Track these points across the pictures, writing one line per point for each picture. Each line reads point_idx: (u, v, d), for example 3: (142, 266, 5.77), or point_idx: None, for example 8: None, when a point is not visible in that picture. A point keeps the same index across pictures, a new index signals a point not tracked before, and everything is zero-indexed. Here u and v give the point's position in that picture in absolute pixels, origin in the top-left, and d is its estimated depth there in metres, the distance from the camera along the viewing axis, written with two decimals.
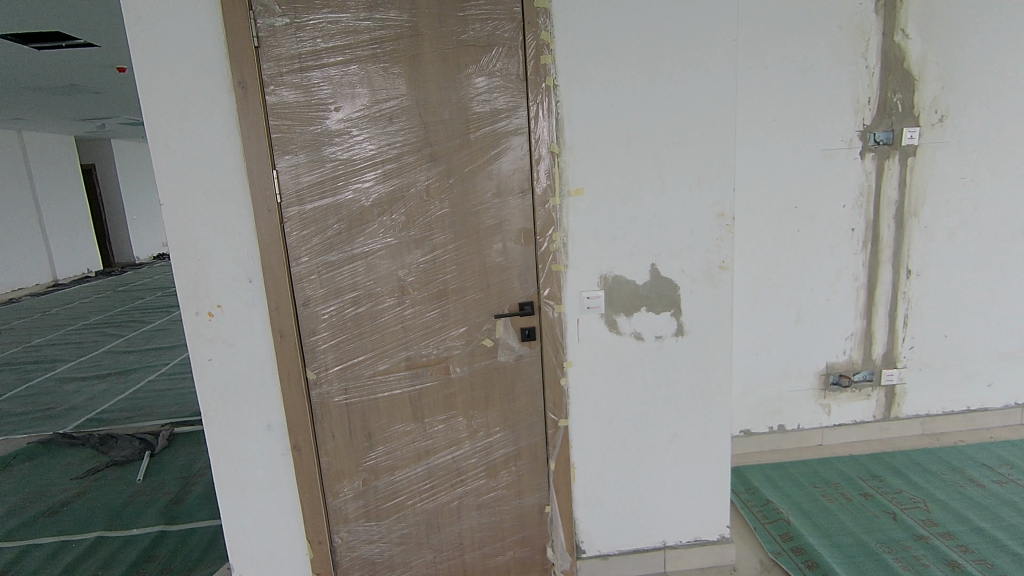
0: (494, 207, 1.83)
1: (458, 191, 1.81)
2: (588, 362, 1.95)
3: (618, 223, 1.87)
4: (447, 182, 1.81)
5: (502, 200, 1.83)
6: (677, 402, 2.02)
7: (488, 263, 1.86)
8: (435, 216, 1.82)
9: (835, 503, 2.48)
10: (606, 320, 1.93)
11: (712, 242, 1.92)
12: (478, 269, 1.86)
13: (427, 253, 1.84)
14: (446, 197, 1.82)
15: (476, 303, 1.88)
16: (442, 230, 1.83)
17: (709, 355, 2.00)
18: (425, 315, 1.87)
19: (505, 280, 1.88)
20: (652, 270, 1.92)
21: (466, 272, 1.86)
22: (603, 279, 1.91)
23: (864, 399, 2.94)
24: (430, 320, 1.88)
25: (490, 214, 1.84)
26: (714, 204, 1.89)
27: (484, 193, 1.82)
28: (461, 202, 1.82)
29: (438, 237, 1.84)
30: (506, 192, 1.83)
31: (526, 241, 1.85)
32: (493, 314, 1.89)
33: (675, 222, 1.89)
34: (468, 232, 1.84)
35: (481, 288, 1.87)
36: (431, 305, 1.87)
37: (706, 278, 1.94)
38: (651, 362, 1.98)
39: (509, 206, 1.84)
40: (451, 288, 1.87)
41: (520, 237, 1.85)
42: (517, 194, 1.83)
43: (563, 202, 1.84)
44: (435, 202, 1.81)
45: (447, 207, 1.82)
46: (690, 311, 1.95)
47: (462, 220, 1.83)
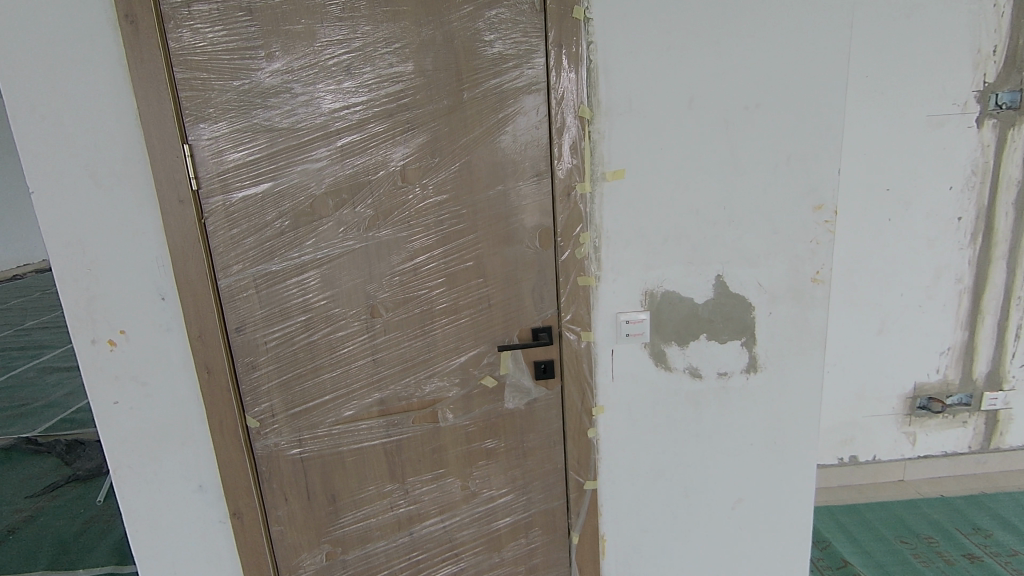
0: (499, 196, 1.31)
1: (447, 173, 1.29)
2: (625, 406, 1.45)
3: (672, 219, 1.33)
4: (431, 160, 1.28)
5: (510, 186, 1.30)
6: (744, 459, 1.51)
7: (491, 274, 1.35)
8: (415, 208, 1.30)
9: (931, 567, 1.96)
10: (652, 352, 1.42)
11: (802, 245, 1.36)
12: (477, 283, 1.35)
13: (406, 260, 1.33)
14: (431, 183, 1.29)
15: (473, 329, 1.37)
16: (426, 229, 1.31)
17: (790, 398, 1.47)
18: (404, 344, 1.37)
19: (514, 298, 1.36)
20: (717, 285, 1.38)
21: (460, 287, 1.35)
22: (648, 296, 1.38)
23: (958, 427, 2.40)
24: (411, 352, 1.38)
25: (492, 206, 1.31)
26: (807, 192, 1.34)
27: (484, 176, 1.29)
28: (452, 189, 1.30)
29: (420, 239, 1.32)
30: (515, 174, 1.30)
31: (543, 244, 1.33)
32: (496, 343, 1.38)
33: (752, 218, 1.34)
34: (462, 232, 1.32)
35: (481, 309, 1.36)
36: (413, 331, 1.37)
37: (791, 296, 1.40)
38: (711, 406, 1.47)
39: (520, 193, 1.31)
40: (440, 309, 1.36)
41: (534, 238, 1.33)
42: (530, 178, 1.30)
43: (596, 189, 1.30)
44: (415, 190, 1.29)
45: (432, 196, 1.30)
46: (767, 340, 1.42)
47: (454, 214, 1.31)
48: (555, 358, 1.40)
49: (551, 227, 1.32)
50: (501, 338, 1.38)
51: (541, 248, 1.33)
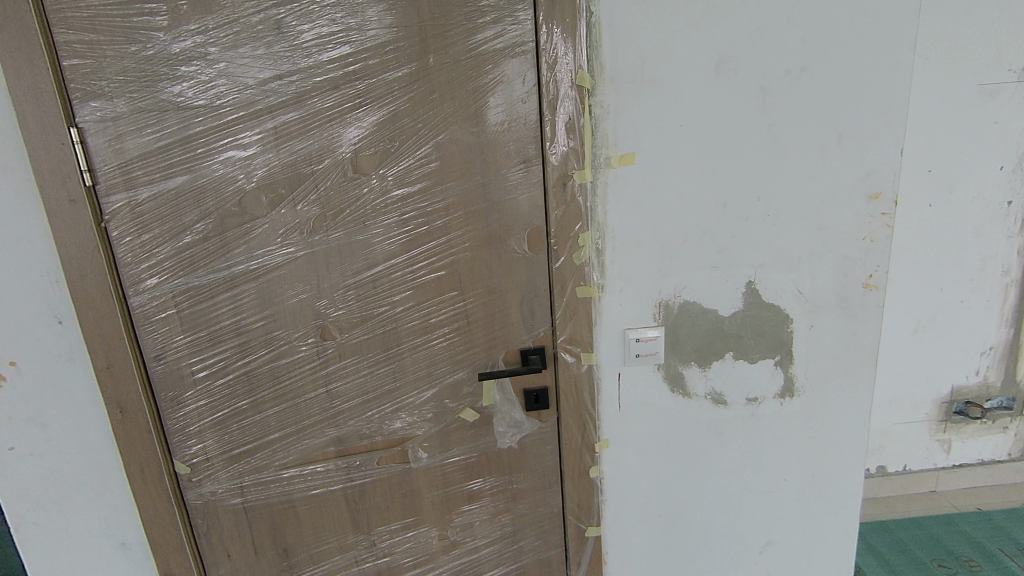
0: (477, 188, 1.04)
1: (411, 161, 1.02)
2: (634, 440, 1.20)
3: (693, 214, 1.07)
4: (390, 145, 1.01)
5: (491, 176, 1.04)
6: (777, 499, 1.26)
7: (469, 284, 1.09)
8: (372, 205, 1.04)
9: None
10: (667, 376, 1.17)
11: (852, 244, 1.11)
12: (452, 296, 1.09)
13: (362, 270, 1.07)
14: (391, 172, 1.02)
15: (450, 352, 1.12)
16: (386, 231, 1.05)
17: (833, 426, 1.22)
18: (364, 372, 1.12)
19: (499, 313, 1.10)
20: (748, 294, 1.12)
21: (431, 301, 1.09)
22: (663, 309, 1.12)
23: (998, 434, 2.16)
24: (373, 381, 1.13)
25: (469, 201, 1.05)
26: (861, 178, 1.08)
27: (458, 163, 1.03)
28: (418, 180, 1.03)
29: (378, 243, 1.05)
30: (497, 161, 1.03)
31: (533, 247, 1.07)
32: (478, 368, 1.13)
33: (792, 211, 1.09)
34: (431, 233, 1.06)
35: (457, 327, 1.11)
36: (374, 356, 1.11)
37: (837, 306, 1.14)
38: (738, 438, 1.22)
39: (503, 185, 1.04)
40: (407, 329, 1.10)
41: (522, 240, 1.07)
42: (516, 165, 1.04)
43: (599, 178, 1.04)
44: (370, 182, 1.02)
45: (392, 190, 1.03)
46: (807, 358, 1.17)
47: (421, 211, 1.05)
48: (549, 385, 1.15)
49: (543, 226, 1.06)
50: (484, 362, 1.13)
51: (532, 252, 1.07)
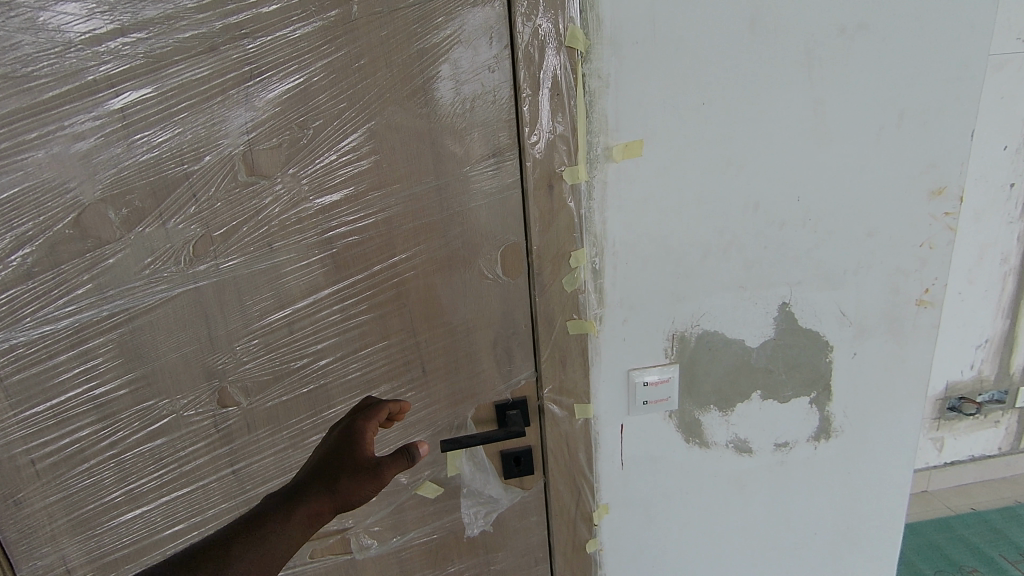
0: (429, 193, 0.75)
1: (335, 157, 0.72)
2: (639, 503, 0.96)
3: (717, 220, 0.82)
4: (302, 133, 0.70)
5: (448, 175, 0.75)
6: (805, 556, 1.05)
7: (425, 322, 0.80)
8: (280, 220, 0.73)
9: None
10: (680, 423, 0.92)
11: (907, 252, 0.88)
12: (401, 339, 0.80)
13: (271, 310, 0.76)
14: (305, 173, 0.72)
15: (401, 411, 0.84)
16: (302, 255, 0.75)
17: (872, 470, 1.01)
18: (284, 444, 0.82)
19: (464, 358, 0.83)
20: (780, 319, 0.89)
21: (373, 348, 0.80)
22: (677, 343, 0.87)
23: (989, 429, 2.05)
24: (298, 455, 0.83)
25: (419, 210, 0.76)
26: (922, 169, 0.84)
27: (401, 158, 0.73)
28: (345, 183, 0.73)
29: (293, 272, 0.75)
30: (456, 153, 0.74)
31: (510, 271, 0.80)
32: (439, 429, 0.86)
33: (839, 213, 0.84)
34: (368, 256, 0.76)
35: (410, 379, 0.83)
36: (298, 425, 0.82)
37: (885, 329, 0.92)
38: (763, 490, 0.99)
39: (467, 188, 0.76)
40: (341, 385, 0.81)
41: (494, 262, 0.79)
42: (483, 160, 0.75)
43: (595, 176, 0.77)
44: (276, 187, 0.71)
45: (309, 197, 0.73)
46: (846, 392, 0.95)
47: (352, 226, 0.75)
48: (533, 445, 0.88)
49: (522, 242, 0.79)
50: (447, 422, 0.86)
51: (508, 277, 0.80)
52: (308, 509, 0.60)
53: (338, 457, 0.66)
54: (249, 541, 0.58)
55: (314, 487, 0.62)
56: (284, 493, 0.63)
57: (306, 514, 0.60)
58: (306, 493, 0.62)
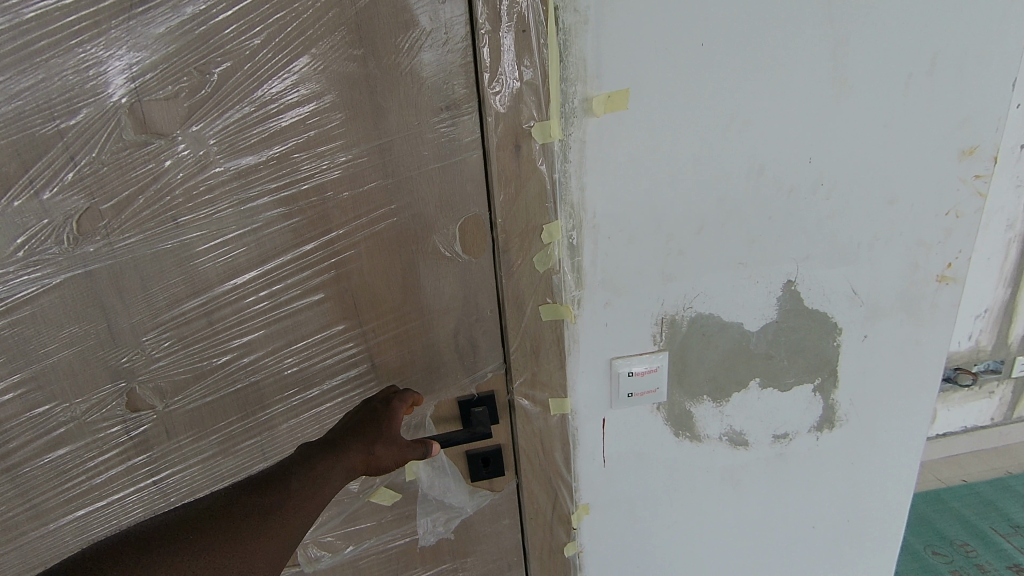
0: (370, 156, 0.62)
1: (249, 111, 0.58)
2: (623, 502, 0.87)
3: (715, 186, 0.70)
4: (206, 81, 0.56)
5: (393, 134, 0.62)
6: (801, 551, 0.97)
7: (372, 310, 0.69)
8: (184, 190, 0.59)
9: None
10: (670, 416, 0.82)
11: (931, 222, 0.77)
12: (344, 329, 0.69)
13: (183, 298, 0.64)
14: (212, 131, 0.58)
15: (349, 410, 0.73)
16: (216, 232, 0.62)
17: (877, 461, 0.92)
18: (213, 451, 0.71)
19: (420, 349, 0.72)
20: (785, 300, 0.78)
21: (311, 341, 0.68)
22: (667, 328, 0.76)
23: (983, 399, 2.00)
24: (230, 462, 0.73)
25: (358, 177, 0.63)
26: (955, 125, 0.72)
27: (334, 113, 0.60)
28: (264, 145, 0.60)
29: (206, 253, 0.62)
30: (400, 106, 0.61)
31: (472, 248, 0.68)
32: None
33: (855, 177, 0.72)
34: (298, 233, 0.63)
35: (357, 374, 0.72)
36: (227, 428, 0.71)
37: (900, 309, 0.81)
38: (758, 485, 0.90)
39: (416, 149, 0.63)
40: (275, 383, 0.70)
41: (452, 238, 0.67)
42: (434, 115, 0.62)
43: (572, 134, 0.64)
44: (176, 149, 0.58)
45: (219, 162, 0.59)
46: (853, 379, 0.85)
47: (275, 197, 0.62)
48: (504, 445, 0.78)
49: (485, 214, 0.66)
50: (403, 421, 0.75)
51: (469, 256, 0.68)
52: (347, 462, 0.63)
53: (371, 415, 0.67)
54: (302, 485, 0.61)
55: (353, 441, 0.64)
56: (323, 443, 0.65)
57: (346, 468, 0.62)
58: (345, 445, 0.63)
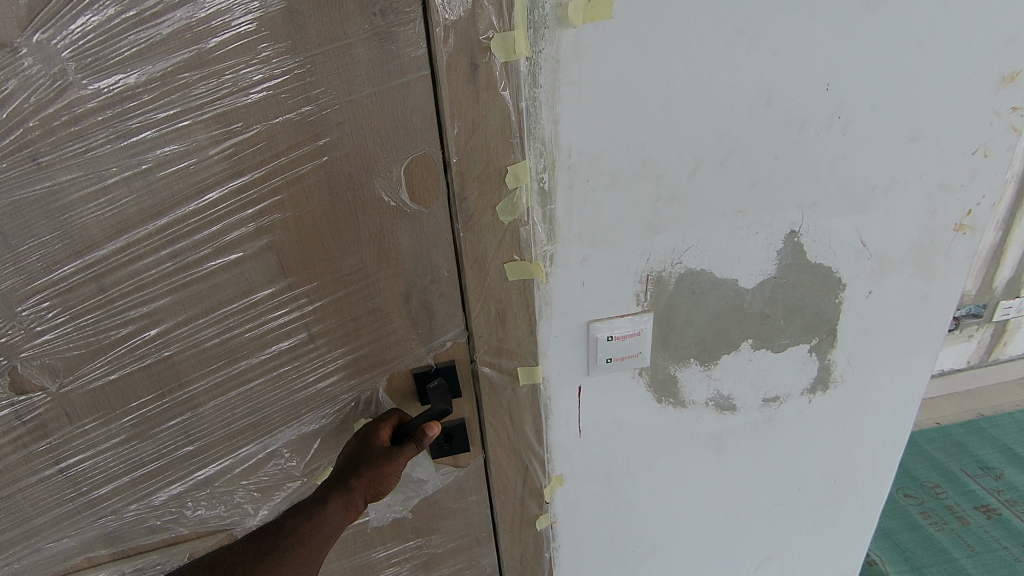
0: (283, 79, 0.49)
1: (112, 13, 0.44)
2: (601, 471, 0.80)
3: (716, 118, 0.58)
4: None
5: (311, 49, 0.48)
6: (786, 513, 0.93)
7: (304, 271, 0.57)
8: (40, 118, 0.47)
9: (945, 533, 1.62)
10: (652, 382, 0.74)
11: (956, 163, 0.67)
12: (271, 294, 0.58)
13: (62, 260, 0.52)
14: (66, 40, 0.45)
15: (286, 385, 0.63)
16: (93, 176, 0.49)
17: (871, 422, 0.86)
18: (125, 435, 0.61)
19: (366, 315, 0.61)
20: (786, 252, 0.68)
21: (232, 308, 0.57)
22: (653, 286, 0.67)
23: (963, 342, 1.98)
24: (148, 446, 0.63)
25: (270, 105, 0.50)
26: (998, 45, 0.60)
27: (231, 19, 0.46)
28: (138, 60, 0.46)
29: (84, 202, 0.50)
30: (320, 10, 0.47)
31: (421, 196, 0.55)
32: (340, 405, 0.66)
33: (877, 108, 0.61)
34: (200, 177, 0.51)
35: (291, 346, 0.61)
36: (141, 410, 0.60)
37: (911, 262, 0.73)
38: (745, 449, 0.84)
39: (342, 68, 0.49)
40: (192, 358, 0.59)
41: (397, 183, 0.54)
42: (365, 23, 0.48)
43: (542, 52, 0.52)
44: (19, 64, 0.45)
45: (80, 81, 0.46)
46: (853, 339, 0.77)
47: (163, 131, 0.49)
48: (468, 418, 0.69)
49: (436, 152, 0.54)
50: (351, 396, 0.66)
51: (419, 205, 0.56)
52: (336, 498, 0.60)
53: (356, 445, 0.63)
54: (296, 525, 0.60)
55: (341, 479, 0.61)
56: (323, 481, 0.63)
57: (336, 504, 0.60)
58: (336, 480, 0.61)
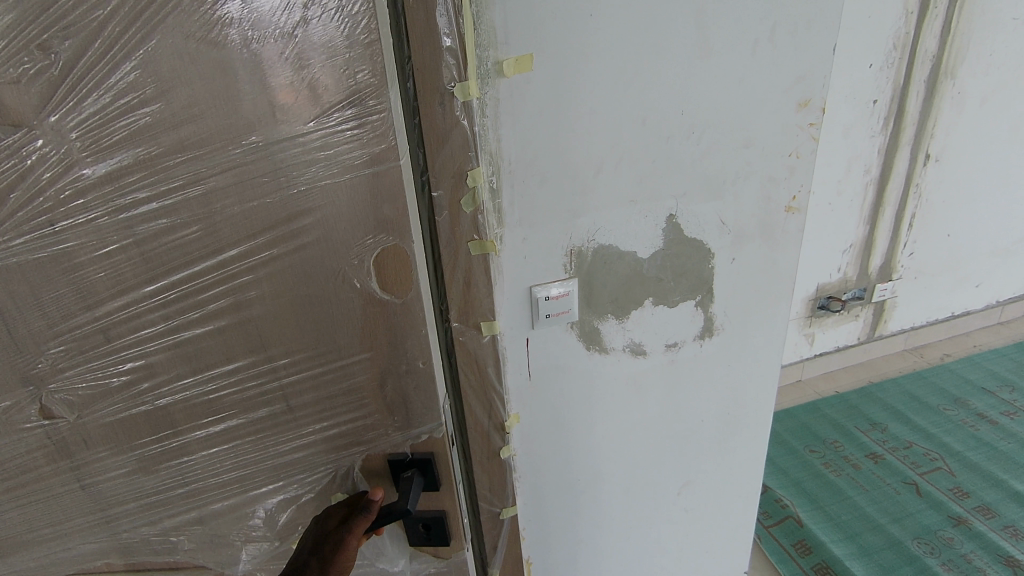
0: (255, 162, 0.58)
1: (107, 100, 0.54)
2: (548, 409, 1.03)
3: (608, 136, 0.84)
4: (50, 61, 0.52)
5: (283, 142, 0.58)
6: (694, 441, 1.19)
7: (280, 344, 0.66)
8: (53, 190, 0.56)
9: (842, 478, 1.93)
10: (581, 332, 0.99)
11: (778, 161, 0.95)
12: (251, 362, 0.67)
13: (76, 311, 0.61)
14: (73, 122, 0.54)
15: (267, 446, 0.72)
16: (97, 239, 0.58)
17: (749, 361, 1.14)
18: (132, 468, 0.70)
19: (338, 386, 0.70)
20: (668, 228, 0.95)
21: (218, 371, 0.66)
22: (576, 257, 0.92)
23: (851, 321, 2.34)
24: (151, 481, 0.71)
25: (240, 193, 0.59)
26: (791, 81, 0.90)
27: (207, 106, 0.56)
28: (131, 139, 0.56)
29: (91, 263, 0.59)
30: (286, 98, 0.56)
31: (393, 287, 0.65)
32: (319, 471, 0.75)
33: (718, 126, 0.89)
34: (186, 251, 0.60)
35: (272, 413, 0.70)
36: (145, 448, 0.69)
37: (759, 234, 1.01)
38: (657, 387, 1.10)
39: (306, 154, 0.58)
40: (184, 411, 0.68)
41: (367, 274, 0.64)
42: (337, 113, 0.58)
43: (487, 93, 0.76)
44: (34, 143, 0.55)
45: (83, 157, 0.56)
46: (726, 295, 1.05)
47: (155, 201, 0.58)
48: (448, 510, 0.80)
49: (405, 246, 0.64)
50: (330, 468, 0.75)
51: (393, 296, 0.66)
52: None
53: (317, 532, 0.73)
54: None
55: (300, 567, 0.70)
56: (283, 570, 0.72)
57: None
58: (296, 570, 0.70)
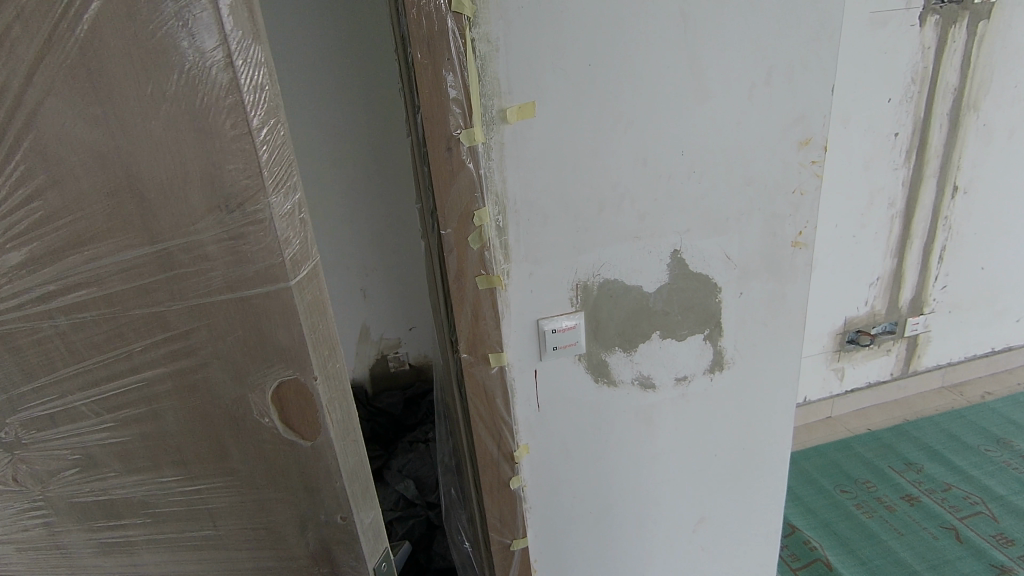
0: (147, 272, 0.49)
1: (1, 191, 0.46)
2: (557, 441, 1.05)
3: (610, 176, 0.88)
4: None
5: (174, 249, 0.48)
6: (707, 476, 1.18)
7: (199, 458, 0.57)
8: None
9: (874, 519, 1.85)
10: (589, 365, 1.01)
11: (782, 198, 0.97)
12: (173, 472, 0.58)
13: (9, 393, 0.54)
14: None
15: (198, 558, 0.64)
16: (29, 327, 0.51)
17: (762, 395, 1.14)
18: (83, 543, 0.63)
19: (254, 513, 0.61)
20: (674, 263, 0.97)
21: (145, 473, 0.58)
22: (583, 291, 0.95)
23: (883, 356, 2.28)
24: (100, 561, 0.64)
25: (137, 297, 0.50)
26: (791, 121, 0.92)
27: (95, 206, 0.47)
28: (29, 236, 0.48)
29: (19, 350, 0.52)
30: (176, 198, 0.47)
31: (302, 427, 0.54)
32: None
33: (718, 165, 0.92)
34: (98, 351, 0.52)
35: (198, 525, 0.62)
36: (90, 529, 0.62)
37: (766, 268, 1.02)
38: (668, 420, 1.10)
39: (204, 263, 0.49)
40: (120, 504, 0.60)
41: (272, 407, 0.54)
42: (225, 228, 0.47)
43: (492, 138, 0.81)
44: None
45: None
46: (735, 329, 1.06)
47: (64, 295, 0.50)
48: None
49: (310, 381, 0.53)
50: None
51: (302, 437, 0.55)
52: None
53: None
54: None
55: None
56: None
57: None
58: None
